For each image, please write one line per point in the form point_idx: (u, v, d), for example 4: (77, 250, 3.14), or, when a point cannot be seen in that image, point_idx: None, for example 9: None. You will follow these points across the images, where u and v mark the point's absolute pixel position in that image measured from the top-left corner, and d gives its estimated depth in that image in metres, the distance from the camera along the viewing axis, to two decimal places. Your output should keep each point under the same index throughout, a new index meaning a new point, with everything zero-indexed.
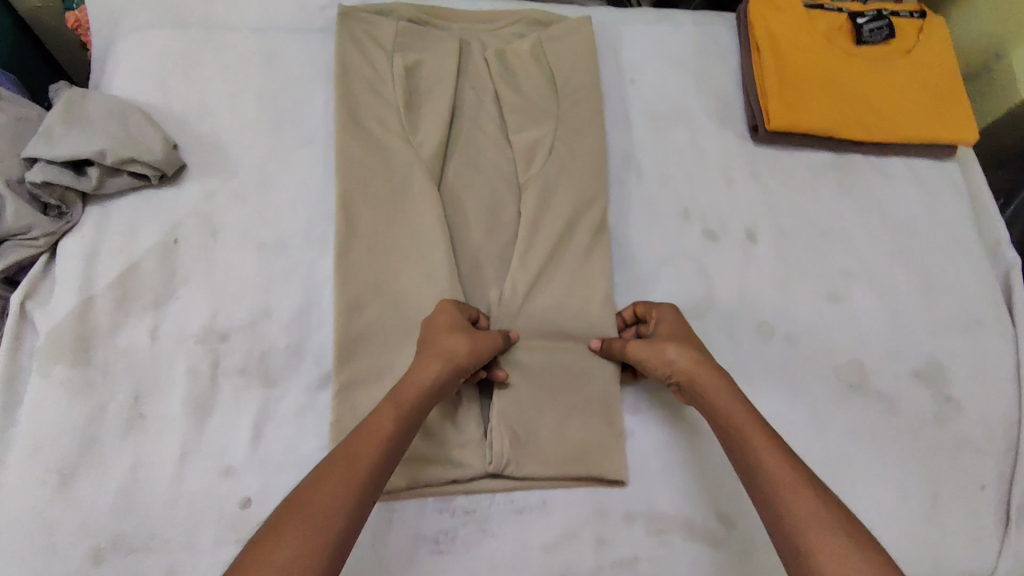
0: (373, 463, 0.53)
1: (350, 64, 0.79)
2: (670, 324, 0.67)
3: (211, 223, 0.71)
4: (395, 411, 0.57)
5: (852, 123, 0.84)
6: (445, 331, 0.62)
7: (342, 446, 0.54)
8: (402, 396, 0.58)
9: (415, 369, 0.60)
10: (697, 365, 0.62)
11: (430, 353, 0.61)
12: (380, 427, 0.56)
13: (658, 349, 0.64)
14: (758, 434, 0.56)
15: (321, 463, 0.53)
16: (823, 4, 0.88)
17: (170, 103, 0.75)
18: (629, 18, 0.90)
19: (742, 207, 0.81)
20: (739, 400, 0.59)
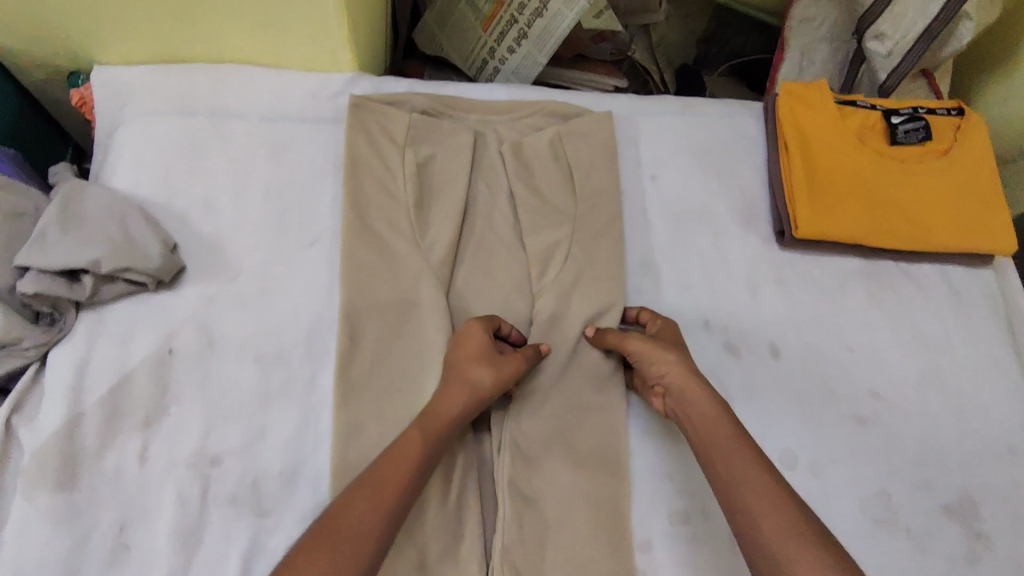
0: (399, 489, 0.56)
1: (360, 159, 0.76)
2: (669, 335, 0.70)
3: (208, 333, 0.68)
4: (422, 437, 0.60)
5: (885, 232, 0.79)
6: (473, 359, 0.64)
7: (370, 470, 0.57)
8: (430, 424, 0.61)
9: (442, 396, 0.63)
10: (689, 376, 0.64)
11: (455, 381, 0.64)
12: (408, 453, 0.59)
13: (656, 352, 0.67)
14: (738, 444, 0.59)
15: (350, 487, 0.56)
16: (857, 100, 0.84)
17: (172, 200, 0.73)
18: (652, 110, 0.87)
19: (766, 319, 0.77)
20: (725, 410, 0.62)
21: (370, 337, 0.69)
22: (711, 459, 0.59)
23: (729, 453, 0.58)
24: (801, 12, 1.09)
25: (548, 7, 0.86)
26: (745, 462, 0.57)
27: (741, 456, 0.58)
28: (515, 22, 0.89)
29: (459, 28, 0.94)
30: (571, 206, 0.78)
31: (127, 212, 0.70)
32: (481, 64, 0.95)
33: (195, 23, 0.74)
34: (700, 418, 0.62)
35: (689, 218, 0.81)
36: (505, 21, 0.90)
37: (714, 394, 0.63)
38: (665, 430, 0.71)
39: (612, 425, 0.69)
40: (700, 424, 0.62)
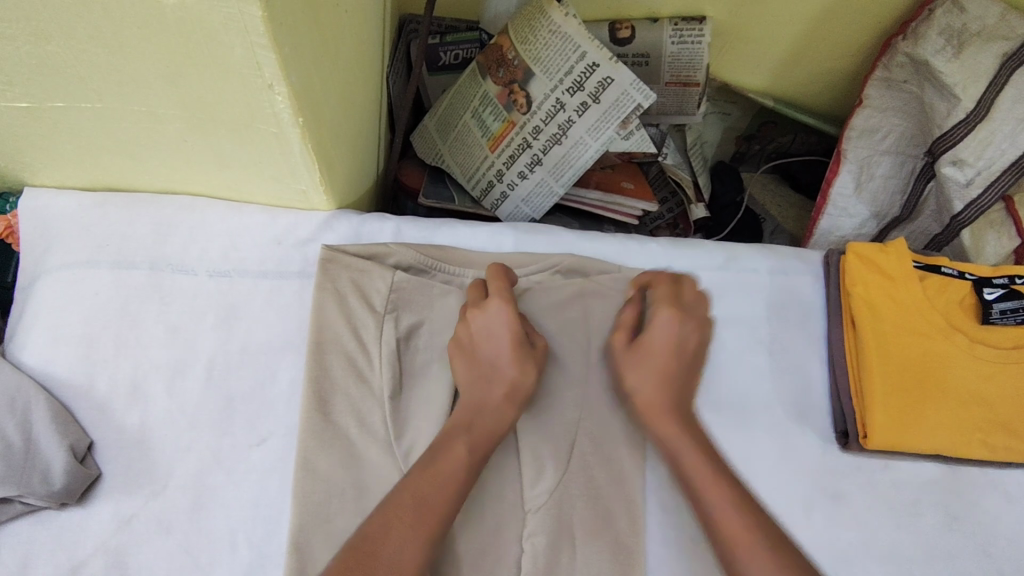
0: (444, 508, 0.52)
1: (327, 329, 0.62)
2: (662, 346, 0.62)
3: (121, 569, 0.54)
4: (471, 454, 0.55)
5: (972, 441, 0.65)
6: (517, 360, 0.60)
7: (411, 483, 0.52)
8: (477, 431, 0.56)
9: (490, 407, 0.58)
10: (657, 405, 0.60)
11: (495, 385, 0.59)
12: (453, 466, 0.53)
13: (623, 363, 0.62)
14: (728, 501, 0.54)
15: (389, 500, 0.51)
16: (941, 266, 0.69)
17: (93, 383, 0.60)
18: (687, 263, 0.71)
19: (817, 547, 0.63)
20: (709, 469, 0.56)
21: None
22: (724, 550, 0.52)
23: (733, 536, 0.52)
24: (862, 122, 0.92)
25: (569, 133, 0.74)
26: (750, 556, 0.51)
27: (754, 547, 0.51)
28: (528, 147, 0.76)
29: (462, 142, 0.81)
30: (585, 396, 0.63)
31: (32, 406, 0.56)
32: (485, 186, 0.80)
33: (138, 158, 0.62)
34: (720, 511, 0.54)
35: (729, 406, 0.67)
36: (517, 144, 0.77)
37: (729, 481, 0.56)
38: None
39: None
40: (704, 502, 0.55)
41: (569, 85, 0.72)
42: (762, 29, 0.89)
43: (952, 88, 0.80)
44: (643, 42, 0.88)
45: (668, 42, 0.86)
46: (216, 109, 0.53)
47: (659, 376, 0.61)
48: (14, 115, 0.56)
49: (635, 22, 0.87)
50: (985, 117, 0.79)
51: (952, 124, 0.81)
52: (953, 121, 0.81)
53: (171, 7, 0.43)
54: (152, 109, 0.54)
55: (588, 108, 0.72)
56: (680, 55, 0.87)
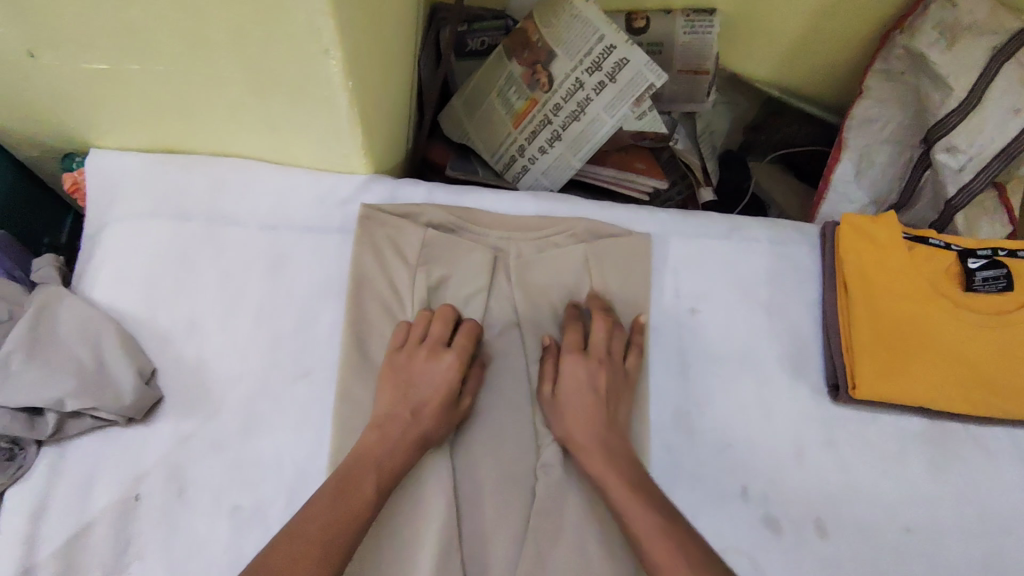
0: (347, 535, 0.54)
1: (365, 278, 0.68)
2: (579, 384, 0.66)
3: (180, 479, 0.61)
4: (377, 489, 0.57)
5: (955, 395, 0.70)
6: (413, 396, 0.63)
7: (311, 517, 0.54)
8: (383, 461, 0.59)
9: (388, 439, 0.60)
10: (592, 448, 0.63)
11: (394, 422, 0.61)
12: (360, 499, 0.56)
13: (555, 417, 0.65)
14: (643, 510, 0.58)
15: (290, 530, 0.53)
16: (929, 237, 0.75)
17: (155, 318, 0.66)
18: (694, 231, 0.77)
19: (811, 490, 0.68)
20: (625, 481, 0.60)
21: None
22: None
23: (642, 536, 0.57)
24: (862, 112, 0.99)
25: (587, 110, 0.80)
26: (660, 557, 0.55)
27: (669, 553, 0.55)
28: (549, 123, 0.83)
29: (487, 119, 0.87)
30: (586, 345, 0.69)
31: (102, 334, 0.63)
32: (508, 160, 0.87)
33: (198, 120, 0.68)
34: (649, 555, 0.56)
35: (729, 360, 0.72)
36: (538, 120, 0.83)
37: (664, 519, 0.57)
38: None
39: None
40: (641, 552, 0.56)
41: (588, 65, 0.78)
42: (768, 23, 0.95)
43: (945, 79, 0.86)
44: (657, 33, 0.94)
45: (680, 32, 0.93)
46: (275, 72, 0.60)
47: (589, 422, 0.64)
48: (96, 75, 0.63)
49: (650, 13, 0.94)
50: (978, 105, 0.84)
51: (947, 112, 0.87)
52: (948, 108, 0.86)
53: None
54: (219, 72, 0.61)
55: (605, 87, 0.78)
56: (691, 45, 0.94)
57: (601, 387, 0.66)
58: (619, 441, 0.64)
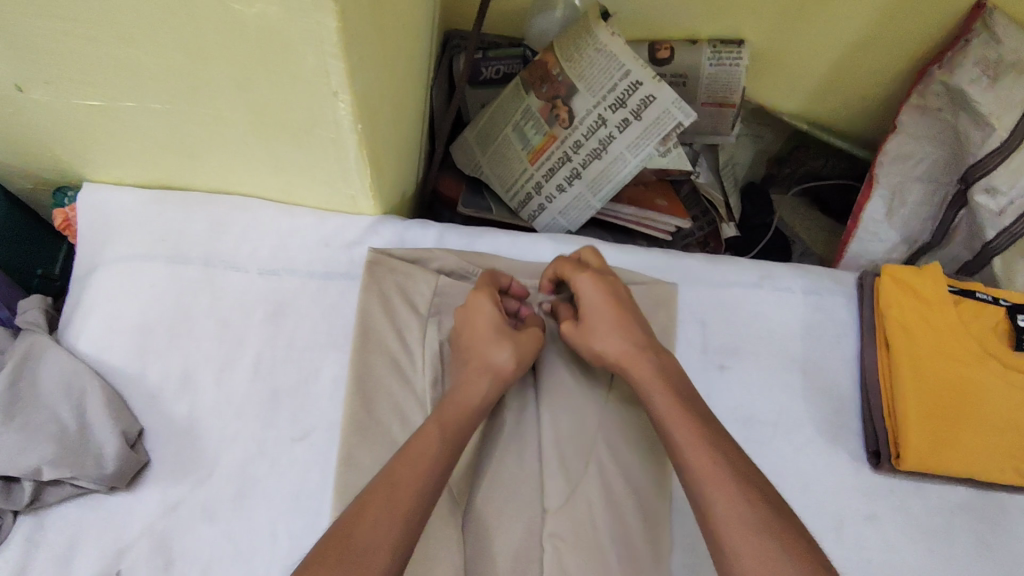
0: (415, 490, 0.50)
1: (371, 329, 0.64)
2: (590, 298, 0.62)
3: (166, 553, 0.56)
4: (442, 432, 0.54)
5: (1008, 467, 0.65)
6: (476, 341, 0.60)
7: (381, 475, 0.51)
8: (448, 416, 0.55)
9: (459, 386, 0.58)
10: (627, 348, 0.59)
11: (468, 366, 0.59)
12: (426, 446, 0.53)
13: (581, 335, 0.61)
14: (684, 426, 0.53)
15: (363, 492, 0.50)
16: (975, 291, 0.69)
17: (145, 371, 0.61)
18: (723, 279, 0.72)
19: (849, 568, 0.63)
20: (664, 386, 0.57)
21: None
22: (694, 493, 0.50)
23: (680, 442, 0.52)
24: (895, 147, 0.94)
25: (609, 149, 0.75)
26: (703, 462, 0.50)
27: (711, 459, 0.50)
28: (567, 160, 0.77)
29: (501, 155, 0.82)
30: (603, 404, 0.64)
31: (87, 392, 0.58)
32: (523, 198, 0.82)
33: (196, 158, 0.64)
34: (682, 459, 0.52)
35: (760, 422, 0.67)
36: (556, 157, 0.78)
37: (703, 426, 0.53)
38: None
39: None
40: (678, 456, 0.52)
41: (612, 102, 0.73)
42: (797, 55, 0.91)
43: (986, 117, 0.81)
44: (681, 63, 0.90)
45: (706, 64, 0.89)
46: (279, 114, 0.56)
47: (617, 326, 0.60)
48: (86, 112, 0.59)
49: (674, 43, 0.89)
50: (1019, 147, 0.79)
51: (987, 153, 0.82)
52: (987, 149, 0.82)
53: (252, 16, 0.45)
54: (218, 111, 0.56)
55: (629, 125, 0.73)
56: (717, 77, 0.89)
57: (626, 300, 0.62)
58: (644, 339, 0.60)
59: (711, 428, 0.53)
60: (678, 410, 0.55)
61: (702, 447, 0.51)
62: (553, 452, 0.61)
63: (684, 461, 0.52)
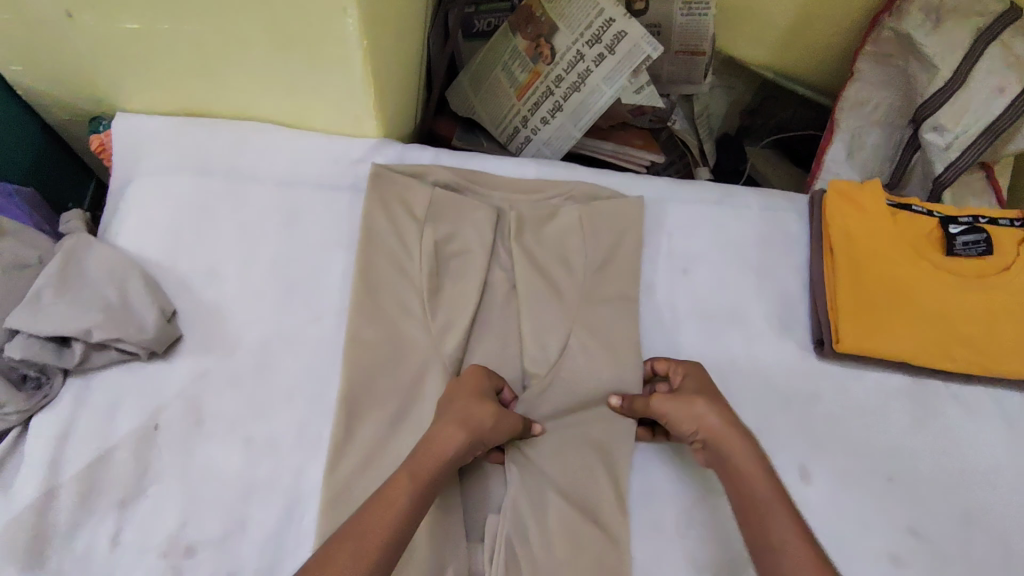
0: (382, 539, 0.53)
1: (376, 232, 0.73)
2: (701, 385, 0.67)
3: (198, 411, 0.65)
4: (413, 485, 0.57)
5: (936, 353, 0.73)
6: (462, 399, 0.63)
7: (349, 523, 0.54)
8: (421, 468, 0.58)
9: (436, 437, 0.60)
10: (728, 428, 0.62)
11: (447, 420, 0.61)
12: (398, 500, 0.56)
13: (685, 400, 0.64)
14: (784, 513, 0.57)
15: (330, 538, 0.53)
16: (912, 205, 0.78)
17: (176, 263, 0.70)
18: (688, 197, 0.82)
19: (795, 438, 0.72)
20: (765, 475, 0.59)
21: (368, 428, 0.65)
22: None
23: (784, 530, 0.55)
24: (854, 94, 1.02)
25: (587, 82, 0.83)
26: (803, 554, 0.53)
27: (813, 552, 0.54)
28: (551, 94, 0.86)
29: (493, 94, 0.91)
30: (579, 300, 0.73)
31: (128, 276, 0.67)
32: (512, 132, 0.91)
33: (218, 79, 0.73)
34: (782, 543, 0.55)
35: (719, 318, 0.76)
36: (541, 91, 0.87)
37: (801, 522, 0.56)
38: (673, 547, 0.66)
39: (619, 546, 0.64)
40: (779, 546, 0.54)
41: (589, 38, 0.82)
42: (762, 8, 0.99)
43: (930, 59, 0.91)
44: (655, 14, 0.98)
45: (678, 15, 0.97)
46: (297, 32, 0.64)
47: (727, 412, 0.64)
48: (124, 35, 0.67)
49: None
50: (962, 86, 0.89)
51: (932, 92, 0.91)
52: (933, 89, 0.91)
53: None
54: (245, 34, 0.65)
55: (604, 59, 0.82)
56: (688, 26, 0.98)
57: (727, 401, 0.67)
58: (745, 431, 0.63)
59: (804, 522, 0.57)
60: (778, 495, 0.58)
61: (802, 542, 0.54)
62: (530, 332, 0.72)
63: (787, 554, 0.54)
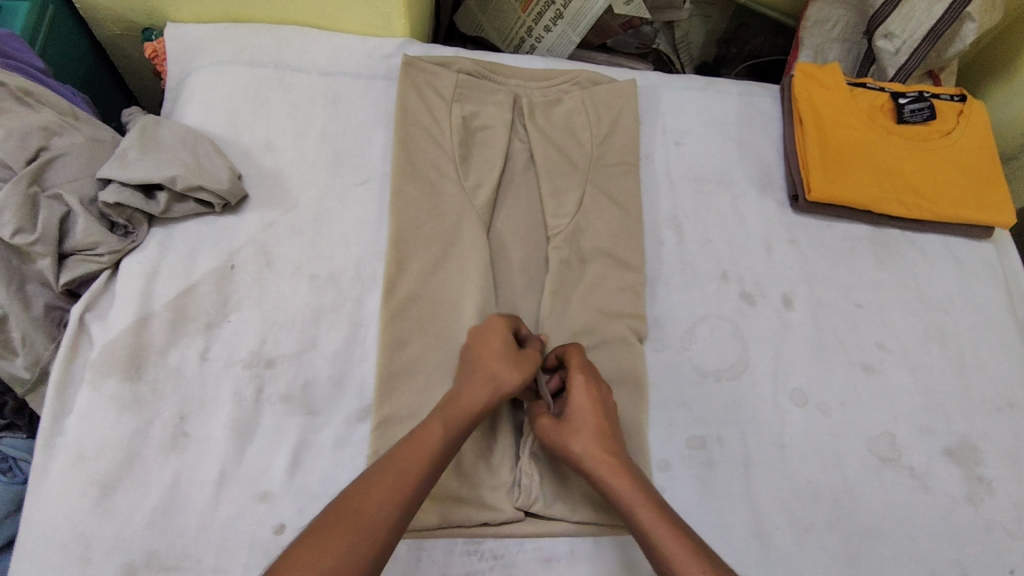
0: (420, 476, 0.56)
1: (409, 109, 0.83)
2: (585, 405, 0.64)
3: (267, 254, 0.74)
4: (445, 429, 0.60)
5: (893, 202, 0.86)
6: (491, 356, 0.65)
7: (389, 457, 0.57)
8: (453, 413, 0.61)
9: (465, 389, 0.63)
10: (605, 457, 0.62)
11: (477, 376, 0.64)
12: (432, 442, 0.58)
13: (563, 436, 0.63)
14: (668, 541, 0.56)
15: (371, 471, 0.56)
16: (867, 83, 0.91)
17: (238, 137, 0.80)
18: (676, 85, 0.94)
19: (777, 274, 0.84)
20: (648, 500, 0.59)
21: (415, 266, 0.75)
22: None
23: (672, 551, 0.55)
24: (816, 14, 1.13)
25: None
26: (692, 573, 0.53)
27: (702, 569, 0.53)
28: (552, 4, 0.97)
29: (498, 10, 1.02)
30: (590, 164, 0.83)
31: (199, 143, 0.76)
32: (518, 42, 1.03)
33: None
34: (672, 568, 0.54)
35: (709, 181, 0.88)
36: (543, 3, 0.97)
37: (693, 542, 0.56)
38: (680, 359, 0.77)
39: (637, 356, 0.75)
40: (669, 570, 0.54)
41: None
42: None
43: None
44: None
45: None
46: None
47: (605, 439, 0.63)
48: None
49: None
50: None
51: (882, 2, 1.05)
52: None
53: None
54: None
55: None
56: None
57: (615, 417, 0.65)
58: (624, 457, 0.62)
59: (697, 541, 0.56)
60: (669, 529, 0.57)
61: (697, 560, 0.54)
62: (547, 191, 0.81)
63: None
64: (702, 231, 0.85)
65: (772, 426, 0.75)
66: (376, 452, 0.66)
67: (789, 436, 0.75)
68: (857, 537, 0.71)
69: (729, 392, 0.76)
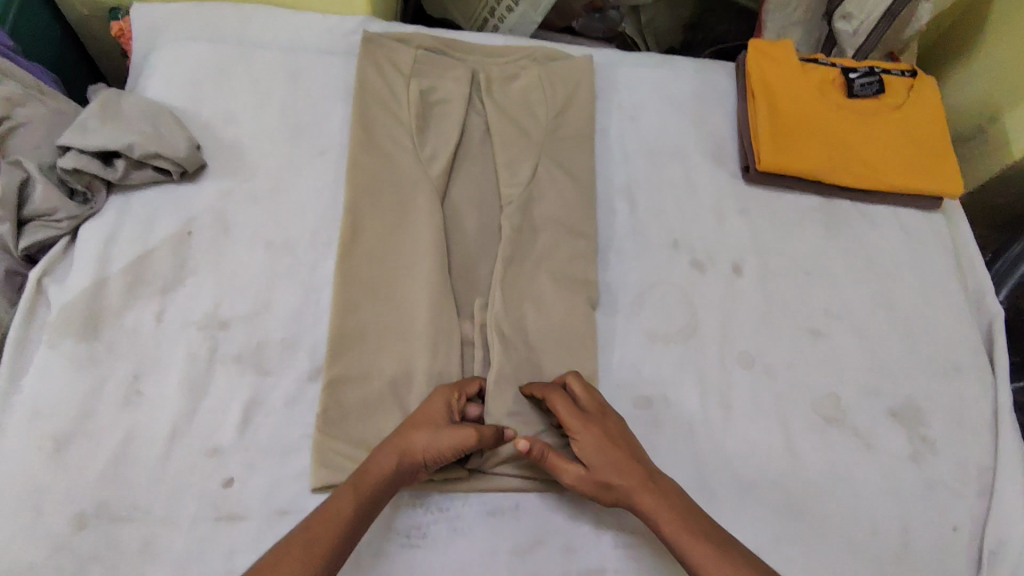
0: (329, 548, 0.56)
1: (367, 83, 0.84)
2: (592, 431, 0.66)
3: (224, 220, 0.76)
4: (355, 499, 0.59)
5: (844, 172, 0.87)
6: (409, 425, 0.64)
7: (302, 527, 0.57)
8: (363, 482, 0.60)
9: (375, 456, 0.62)
10: (630, 477, 0.63)
11: (389, 442, 0.63)
12: (342, 512, 0.58)
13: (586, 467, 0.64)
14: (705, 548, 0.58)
15: (283, 540, 0.56)
16: (818, 59, 0.93)
17: (198, 109, 0.82)
18: (633, 63, 0.96)
19: (728, 243, 0.85)
20: (676, 510, 0.61)
21: (369, 233, 0.77)
22: None
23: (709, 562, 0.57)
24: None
25: None
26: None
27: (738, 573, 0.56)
28: None
29: None
30: (545, 137, 0.85)
31: (159, 114, 0.78)
32: (481, 23, 1.05)
33: None
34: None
35: (663, 154, 0.90)
36: None
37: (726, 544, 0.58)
38: (630, 324, 0.79)
39: (586, 319, 0.76)
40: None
41: None
42: None
43: None
44: None
45: None
46: None
47: (623, 459, 0.64)
48: None
49: None
50: None
51: None
52: None
53: None
54: None
55: None
56: None
57: (624, 433, 0.67)
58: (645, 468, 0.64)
59: (729, 544, 0.58)
60: (702, 538, 0.58)
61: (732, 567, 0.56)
62: (502, 162, 0.83)
63: None
64: (655, 202, 0.86)
65: (719, 388, 0.77)
66: (325, 410, 0.68)
67: (736, 398, 0.76)
68: (800, 493, 0.73)
69: (677, 355, 0.78)
